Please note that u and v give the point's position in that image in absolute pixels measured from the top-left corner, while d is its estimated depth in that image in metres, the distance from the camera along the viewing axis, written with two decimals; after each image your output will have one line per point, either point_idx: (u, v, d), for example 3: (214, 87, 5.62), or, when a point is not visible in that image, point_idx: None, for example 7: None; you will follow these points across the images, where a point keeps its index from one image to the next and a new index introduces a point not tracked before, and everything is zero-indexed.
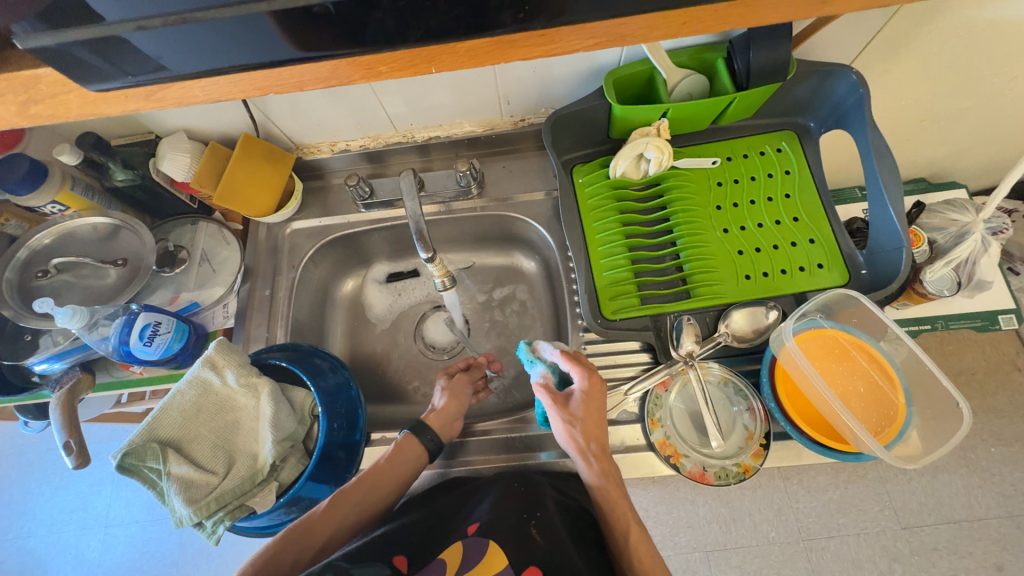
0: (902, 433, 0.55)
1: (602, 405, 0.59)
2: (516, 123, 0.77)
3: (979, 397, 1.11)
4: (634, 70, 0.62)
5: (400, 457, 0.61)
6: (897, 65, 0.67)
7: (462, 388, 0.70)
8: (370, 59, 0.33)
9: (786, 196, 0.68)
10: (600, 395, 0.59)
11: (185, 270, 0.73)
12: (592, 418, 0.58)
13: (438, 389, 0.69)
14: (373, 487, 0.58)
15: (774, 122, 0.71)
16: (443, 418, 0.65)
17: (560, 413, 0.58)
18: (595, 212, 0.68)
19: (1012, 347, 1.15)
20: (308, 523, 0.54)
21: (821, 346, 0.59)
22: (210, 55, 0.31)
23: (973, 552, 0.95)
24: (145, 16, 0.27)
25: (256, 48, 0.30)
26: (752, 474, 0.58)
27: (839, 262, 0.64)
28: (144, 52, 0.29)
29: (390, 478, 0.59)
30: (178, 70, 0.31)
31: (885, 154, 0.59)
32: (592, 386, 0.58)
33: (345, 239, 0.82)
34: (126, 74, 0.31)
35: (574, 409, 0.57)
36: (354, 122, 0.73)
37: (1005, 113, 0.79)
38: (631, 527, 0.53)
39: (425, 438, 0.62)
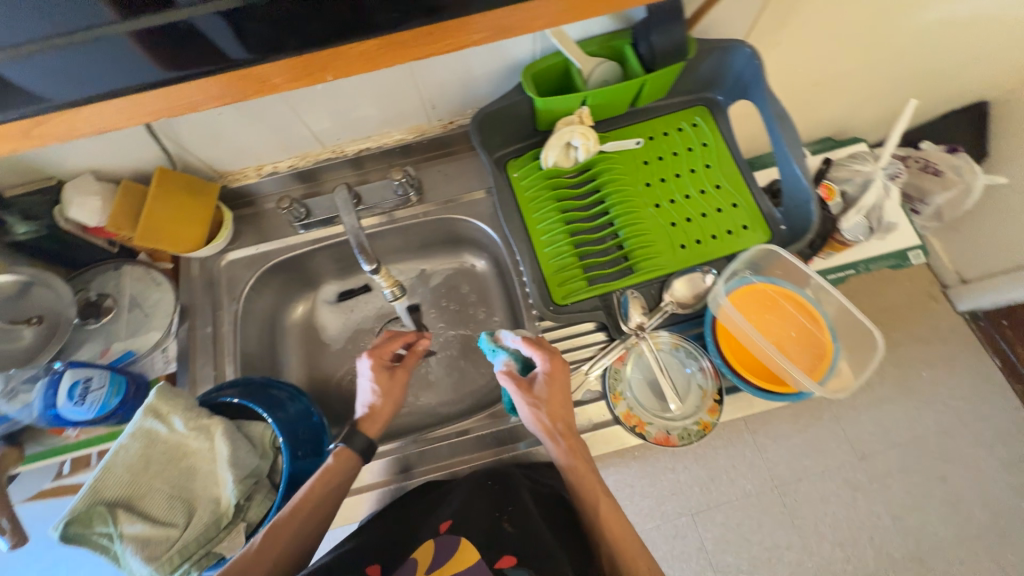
0: (831, 367, 0.59)
1: (567, 385, 0.60)
2: (445, 126, 0.77)
3: (907, 328, 1.24)
4: (549, 63, 0.64)
5: (334, 477, 0.56)
6: (785, 35, 0.73)
7: (400, 382, 0.63)
8: (263, 72, 0.36)
9: (707, 166, 0.72)
10: (563, 376, 0.61)
11: (114, 318, 0.69)
12: (557, 399, 0.59)
13: (368, 383, 0.62)
14: (312, 513, 0.53)
15: (688, 99, 0.75)
16: (377, 420, 0.61)
17: (525, 398, 0.59)
18: (533, 203, 0.70)
19: (926, 280, 1.28)
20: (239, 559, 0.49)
21: (755, 298, 0.63)
22: (105, 78, 0.36)
23: (920, 469, 1.06)
24: (29, 39, 0.34)
25: (140, 65, 0.36)
26: (711, 430, 0.61)
27: (761, 221, 0.69)
28: (27, 81, 0.35)
29: (329, 500, 0.55)
30: (63, 99, 0.36)
31: (785, 117, 0.64)
32: (554, 368, 0.60)
33: (287, 262, 0.79)
34: (15, 108, 0.35)
35: (538, 392, 0.59)
36: (277, 141, 0.71)
37: (879, 70, 0.89)
38: (600, 500, 0.54)
39: (358, 444, 0.58)
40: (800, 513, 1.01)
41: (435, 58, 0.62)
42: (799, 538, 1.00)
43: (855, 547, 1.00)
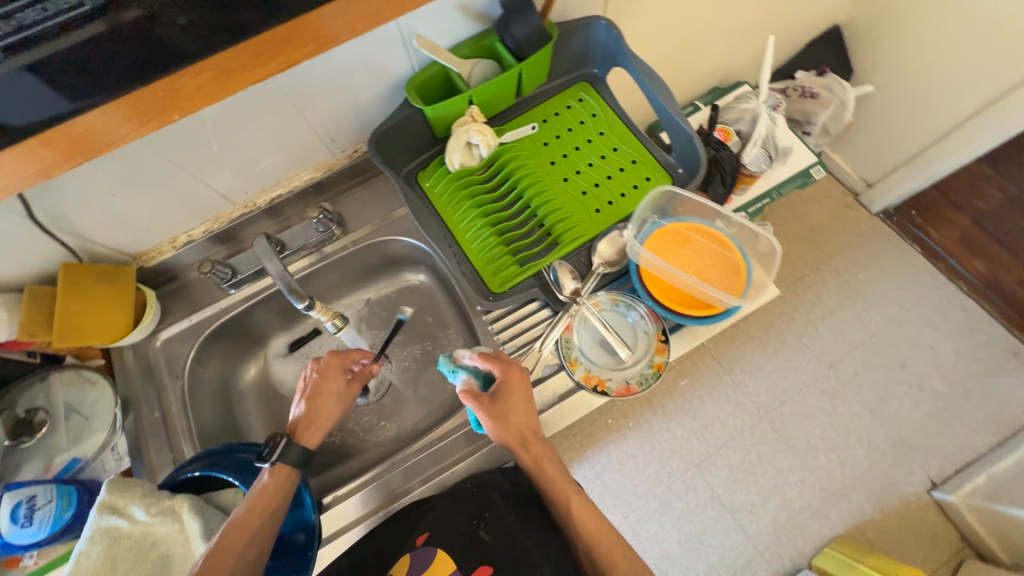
0: (750, 278, 0.65)
1: (528, 393, 0.62)
2: (351, 156, 0.79)
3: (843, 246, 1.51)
4: (428, 73, 0.67)
5: (269, 495, 0.54)
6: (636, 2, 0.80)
7: (349, 393, 0.65)
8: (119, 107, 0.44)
9: (601, 134, 0.77)
10: (522, 385, 0.62)
11: (52, 430, 0.66)
12: (520, 408, 0.60)
13: (308, 392, 0.63)
14: (246, 537, 0.51)
15: (568, 78, 0.80)
16: (315, 428, 0.61)
17: (490, 414, 0.59)
18: (451, 207, 0.72)
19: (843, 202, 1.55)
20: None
21: (667, 239, 0.68)
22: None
23: (877, 361, 1.40)
24: None
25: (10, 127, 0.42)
26: (664, 368, 0.65)
27: (661, 170, 0.74)
28: None
29: (265, 520, 0.53)
30: None
31: (652, 74, 0.70)
32: (514, 379, 0.60)
33: (226, 326, 0.78)
34: None
35: (501, 406, 0.59)
36: (184, 208, 0.71)
37: (728, 14, 0.98)
38: (574, 503, 0.57)
39: (292, 457, 0.57)
40: (789, 431, 1.35)
41: (317, 91, 0.64)
42: (798, 458, 1.33)
43: (846, 448, 1.34)
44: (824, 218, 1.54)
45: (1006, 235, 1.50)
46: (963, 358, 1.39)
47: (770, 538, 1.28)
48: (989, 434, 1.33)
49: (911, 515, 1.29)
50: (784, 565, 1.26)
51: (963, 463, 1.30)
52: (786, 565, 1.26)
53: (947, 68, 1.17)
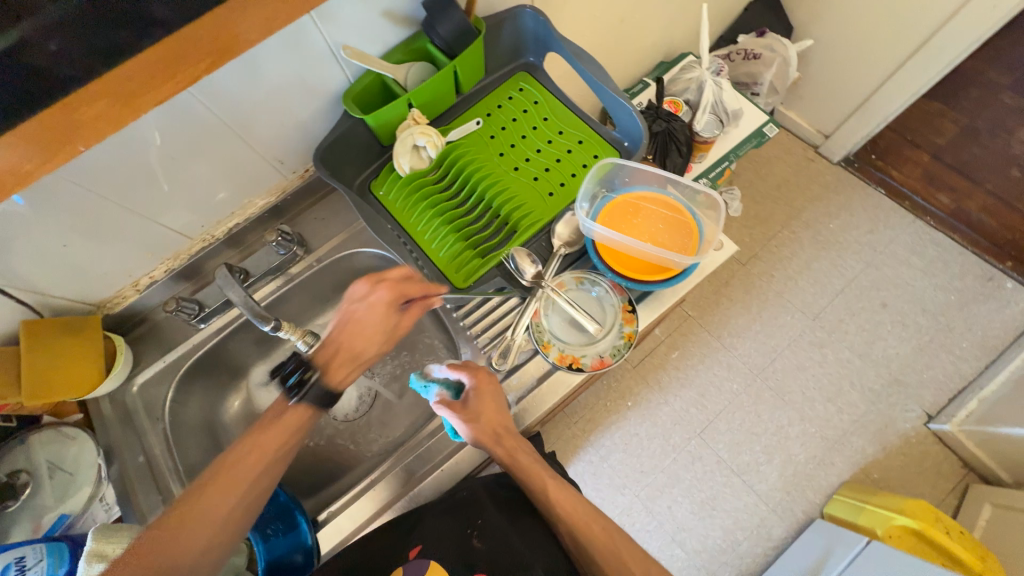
0: (704, 232, 0.66)
1: (497, 393, 0.64)
2: (303, 175, 0.79)
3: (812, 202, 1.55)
4: (364, 83, 0.68)
5: (285, 424, 0.54)
6: None
7: (389, 328, 0.60)
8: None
9: (545, 120, 0.78)
10: (492, 386, 0.64)
11: (36, 490, 0.64)
12: (491, 408, 0.62)
13: (345, 327, 0.59)
14: (259, 459, 0.51)
15: (507, 70, 0.81)
16: (343, 366, 0.59)
17: (463, 418, 0.61)
18: (407, 211, 0.73)
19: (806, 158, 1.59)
20: (125, 559, 0.44)
21: (618, 210, 0.67)
22: None
23: (860, 306, 1.43)
24: None
25: None
26: (635, 338, 0.66)
27: (607, 147, 0.75)
28: None
29: (279, 444, 0.53)
30: None
31: (583, 54, 0.71)
32: (482, 382, 0.63)
33: (202, 362, 0.78)
34: None
35: (472, 408, 0.61)
36: (141, 250, 0.71)
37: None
38: (548, 486, 0.61)
39: (313, 400, 0.55)
40: (784, 386, 1.39)
41: (256, 115, 0.65)
42: (796, 411, 1.36)
43: (840, 394, 1.37)
44: (789, 174, 1.57)
45: (965, 165, 1.54)
46: (942, 290, 1.42)
47: (781, 494, 1.30)
48: (977, 359, 1.35)
49: (913, 451, 1.31)
50: (798, 519, 1.28)
51: (955, 391, 1.33)
52: (800, 518, 1.28)
53: (880, 11, 1.20)
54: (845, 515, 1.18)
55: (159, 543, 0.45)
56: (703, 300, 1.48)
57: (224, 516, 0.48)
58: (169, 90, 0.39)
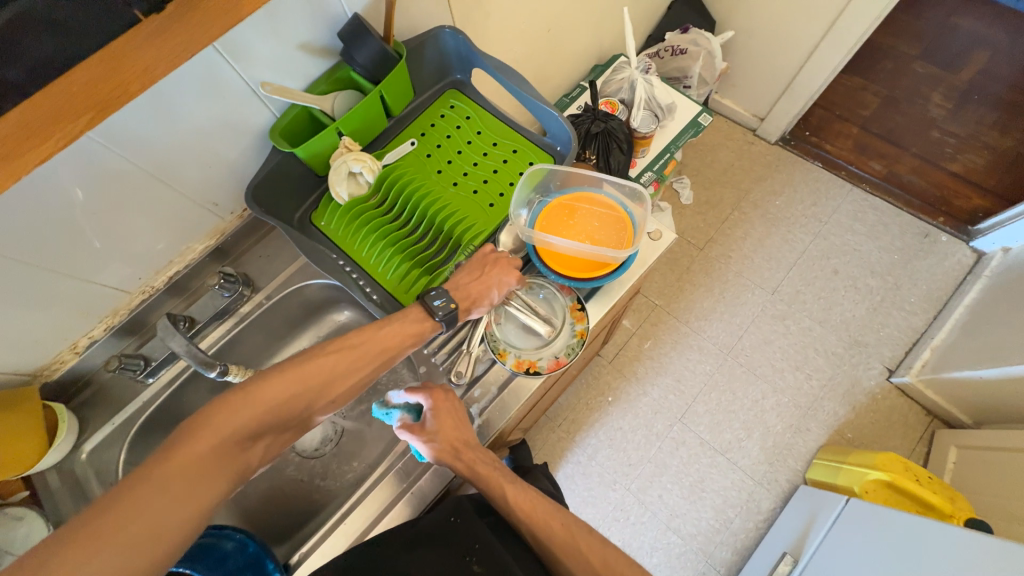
0: (635, 217, 0.69)
1: (456, 408, 0.65)
2: (241, 215, 0.78)
3: (759, 182, 1.61)
4: (290, 117, 0.68)
5: (405, 324, 0.58)
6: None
7: (488, 295, 0.64)
8: None
9: (479, 133, 0.80)
10: (449, 402, 0.65)
11: None
12: (448, 423, 0.63)
13: (477, 265, 0.64)
14: (377, 348, 0.56)
15: (436, 89, 0.82)
16: (466, 303, 0.62)
17: (421, 438, 0.62)
18: (350, 238, 0.73)
19: (747, 142, 1.66)
20: (246, 391, 0.48)
21: (554, 213, 0.69)
22: None
23: (814, 277, 1.50)
24: None
25: None
26: (587, 334, 0.67)
27: (541, 153, 0.78)
28: None
29: (395, 338, 0.57)
30: None
31: (505, 68, 0.74)
32: (438, 400, 0.64)
33: (154, 419, 0.75)
34: None
35: (429, 427, 0.62)
36: (74, 314, 0.68)
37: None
38: (509, 492, 0.61)
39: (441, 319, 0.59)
40: (754, 362, 1.43)
41: (181, 160, 0.64)
42: (768, 384, 1.41)
43: (807, 362, 1.42)
44: (733, 158, 1.64)
45: (891, 132, 1.64)
46: (886, 252, 1.50)
47: (764, 467, 1.33)
48: (926, 312, 1.43)
49: (880, 406, 1.37)
50: (784, 489, 1.31)
51: (910, 345, 1.40)
52: (785, 488, 1.31)
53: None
54: (826, 478, 1.21)
55: (274, 384, 0.49)
56: (667, 288, 1.52)
57: (338, 385, 0.53)
58: (43, 153, 0.31)
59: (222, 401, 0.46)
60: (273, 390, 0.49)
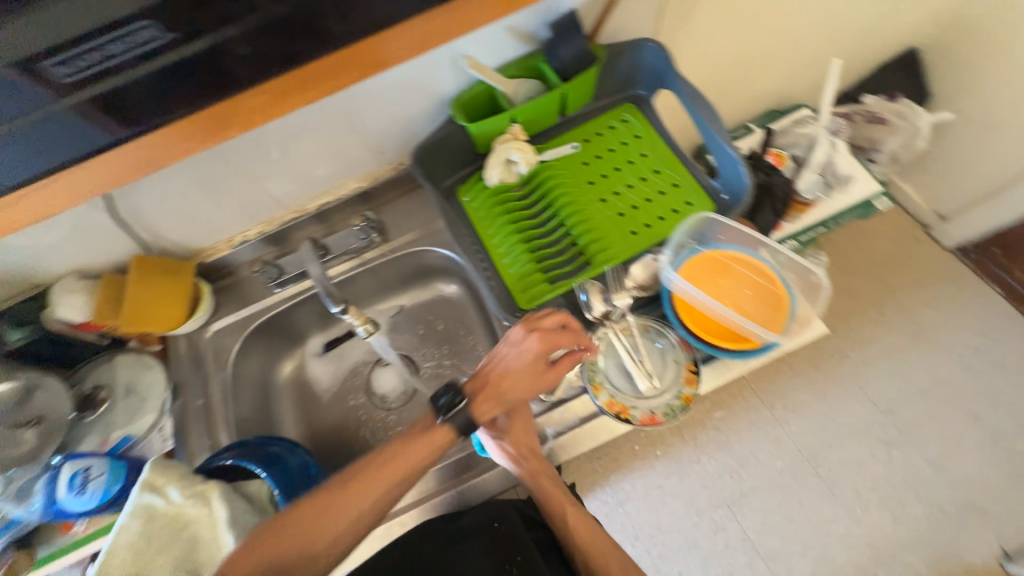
0: (793, 309, 0.62)
1: (528, 415, 0.65)
2: (396, 167, 0.82)
3: None
4: (473, 92, 0.69)
5: (417, 451, 0.57)
6: (692, 14, 0.80)
7: (525, 369, 0.60)
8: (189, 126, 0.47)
9: (643, 156, 0.76)
10: (523, 407, 0.65)
11: (110, 408, 0.71)
12: (519, 428, 0.63)
13: (508, 339, 0.60)
14: (386, 473, 0.55)
15: (614, 99, 0.79)
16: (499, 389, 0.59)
17: (490, 433, 0.62)
18: (486, 221, 0.73)
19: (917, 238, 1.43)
20: (319, 506, 0.53)
21: (703, 267, 0.65)
22: (43, 156, 0.47)
23: None
24: None
25: (76, 140, 0.47)
26: (692, 401, 0.62)
27: (704, 195, 0.71)
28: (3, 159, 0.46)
29: (407, 464, 0.56)
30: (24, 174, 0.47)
31: (699, 96, 0.67)
32: (514, 402, 0.64)
33: (269, 323, 0.83)
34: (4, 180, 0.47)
35: (501, 425, 0.63)
36: (241, 213, 0.76)
37: (788, 33, 0.93)
38: (567, 512, 0.61)
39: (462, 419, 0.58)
40: None
41: (368, 106, 0.68)
42: (845, 510, 1.04)
43: None
44: (892, 251, 1.33)
45: None
46: None
47: None
48: None
49: None
50: None
51: None
52: None
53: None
54: None
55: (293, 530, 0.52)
56: None
57: (355, 517, 0.54)
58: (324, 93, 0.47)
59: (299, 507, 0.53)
60: (280, 536, 0.51)
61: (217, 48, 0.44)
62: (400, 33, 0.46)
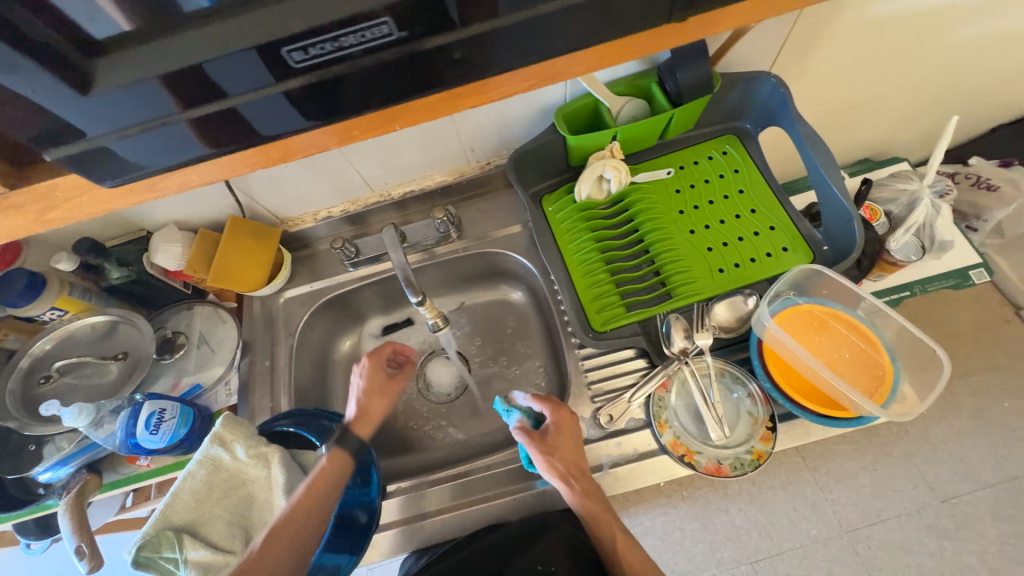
0: (896, 389, 0.57)
1: (576, 434, 0.62)
2: (483, 166, 0.82)
3: None
4: (579, 104, 0.68)
5: (329, 478, 0.57)
6: (813, 49, 0.76)
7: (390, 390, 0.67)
8: (344, 125, 0.40)
9: (740, 192, 0.73)
10: (572, 425, 0.62)
11: (185, 354, 0.75)
12: (568, 447, 0.60)
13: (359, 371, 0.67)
14: (311, 508, 0.54)
15: (716, 129, 0.77)
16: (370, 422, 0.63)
17: (538, 448, 0.59)
18: (569, 235, 0.72)
19: None
20: (297, 508, 0.54)
21: (800, 321, 0.61)
22: (194, 148, 0.38)
23: None
24: (125, 126, 0.35)
25: (229, 137, 0.38)
26: (766, 459, 0.59)
27: (802, 243, 0.68)
28: (130, 153, 0.37)
29: (326, 492, 0.56)
30: (166, 163, 0.39)
31: (817, 140, 0.64)
32: (562, 417, 0.62)
33: (337, 299, 0.85)
34: (124, 173, 0.38)
35: (549, 440, 0.60)
36: (332, 189, 0.79)
37: (905, 83, 0.88)
38: (617, 539, 0.56)
39: (350, 442, 0.60)
40: None
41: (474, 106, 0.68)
42: None
43: None
44: (968, 325, 1.22)
45: None
46: None
47: None
48: None
49: None
50: None
51: None
52: None
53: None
54: None
55: None
56: None
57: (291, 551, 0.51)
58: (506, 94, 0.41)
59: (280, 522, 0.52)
60: None
61: (439, 49, 0.35)
62: (513, 74, 0.39)
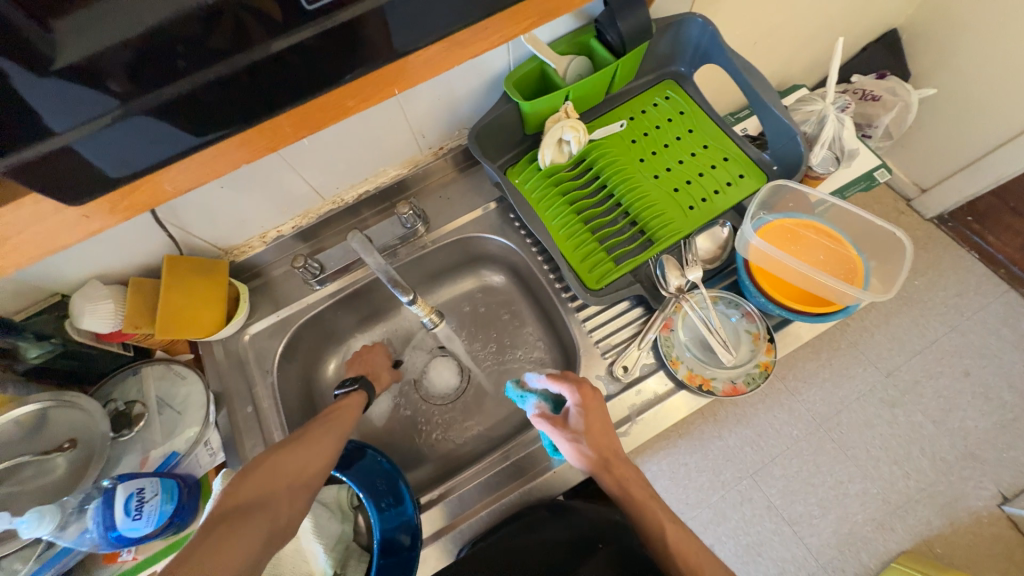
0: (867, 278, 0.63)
1: (602, 409, 0.61)
2: (436, 152, 0.79)
3: None
4: (526, 70, 0.67)
5: (352, 404, 0.65)
6: None
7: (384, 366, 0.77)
8: (338, 96, 0.34)
9: (689, 131, 0.76)
10: (596, 403, 0.61)
11: (147, 424, 0.65)
12: (595, 425, 0.59)
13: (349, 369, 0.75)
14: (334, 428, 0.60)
15: (654, 76, 0.79)
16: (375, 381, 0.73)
17: (563, 433, 0.59)
18: (542, 203, 0.71)
19: None
20: (257, 468, 0.51)
21: (775, 235, 0.67)
22: (171, 142, 0.31)
23: None
24: (87, 120, 0.27)
25: (212, 121, 0.31)
26: (771, 368, 0.64)
27: (755, 168, 0.73)
28: (93, 155, 0.29)
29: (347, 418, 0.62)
30: (138, 165, 0.31)
31: (752, 69, 0.68)
32: (585, 397, 0.60)
33: (310, 323, 0.78)
34: (96, 185, 0.31)
35: (574, 423, 0.59)
36: (278, 206, 0.71)
37: (799, 9, 0.94)
38: (664, 524, 0.54)
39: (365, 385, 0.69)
40: None
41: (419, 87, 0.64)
42: (858, 469, 1.06)
43: None
44: None
45: None
46: None
47: None
48: None
49: (983, 533, 1.05)
50: None
51: None
52: None
53: None
54: None
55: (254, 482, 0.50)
56: None
57: (321, 454, 0.56)
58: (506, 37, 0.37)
59: (239, 480, 0.50)
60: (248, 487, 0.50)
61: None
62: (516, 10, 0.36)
